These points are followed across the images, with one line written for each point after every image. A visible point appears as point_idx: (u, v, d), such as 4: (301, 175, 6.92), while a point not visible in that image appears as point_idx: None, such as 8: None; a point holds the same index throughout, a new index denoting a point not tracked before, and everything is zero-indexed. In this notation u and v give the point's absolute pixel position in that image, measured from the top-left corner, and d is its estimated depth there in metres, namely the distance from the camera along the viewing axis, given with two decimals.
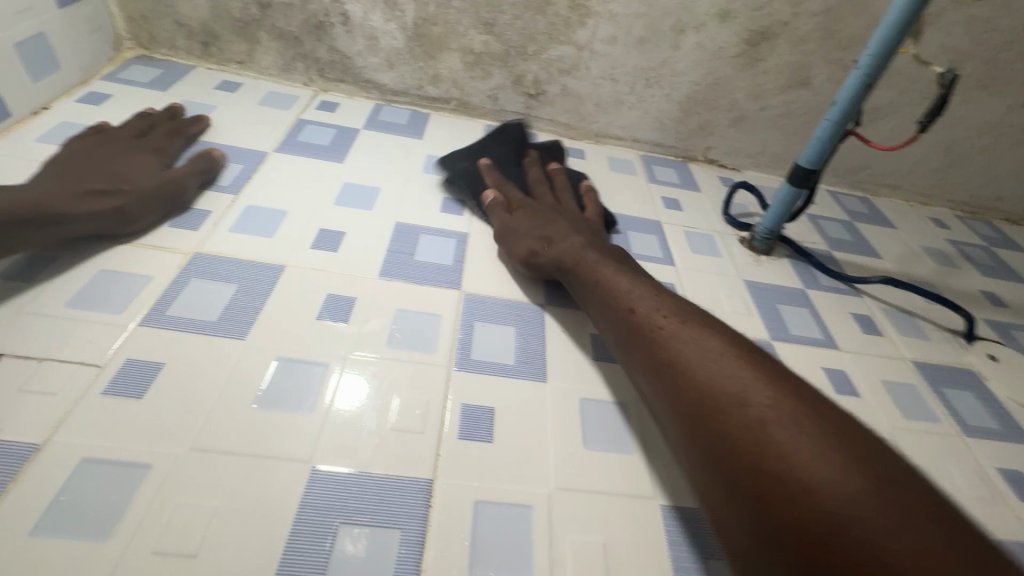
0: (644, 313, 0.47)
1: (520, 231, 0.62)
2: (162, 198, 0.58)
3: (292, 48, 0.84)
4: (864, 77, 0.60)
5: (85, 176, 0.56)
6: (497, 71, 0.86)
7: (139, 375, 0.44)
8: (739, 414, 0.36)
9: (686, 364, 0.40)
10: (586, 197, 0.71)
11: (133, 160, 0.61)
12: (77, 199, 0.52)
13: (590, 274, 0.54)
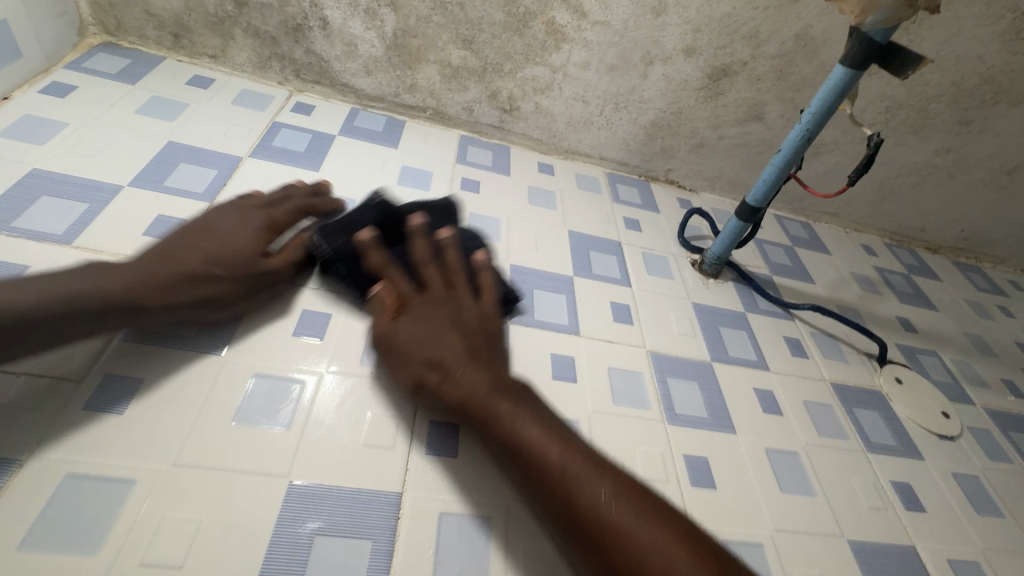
0: (553, 461, 0.44)
1: (407, 353, 0.50)
2: (250, 292, 0.53)
3: (268, 47, 0.84)
4: (806, 131, 0.66)
5: (193, 263, 0.50)
6: (473, 85, 0.89)
7: (120, 391, 0.46)
8: (635, 565, 0.39)
9: (598, 512, 0.41)
10: (483, 274, 0.57)
11: (253, 239, 0.55)
12: (148, 295, 0.47)
13: (508, 425, 0.46)
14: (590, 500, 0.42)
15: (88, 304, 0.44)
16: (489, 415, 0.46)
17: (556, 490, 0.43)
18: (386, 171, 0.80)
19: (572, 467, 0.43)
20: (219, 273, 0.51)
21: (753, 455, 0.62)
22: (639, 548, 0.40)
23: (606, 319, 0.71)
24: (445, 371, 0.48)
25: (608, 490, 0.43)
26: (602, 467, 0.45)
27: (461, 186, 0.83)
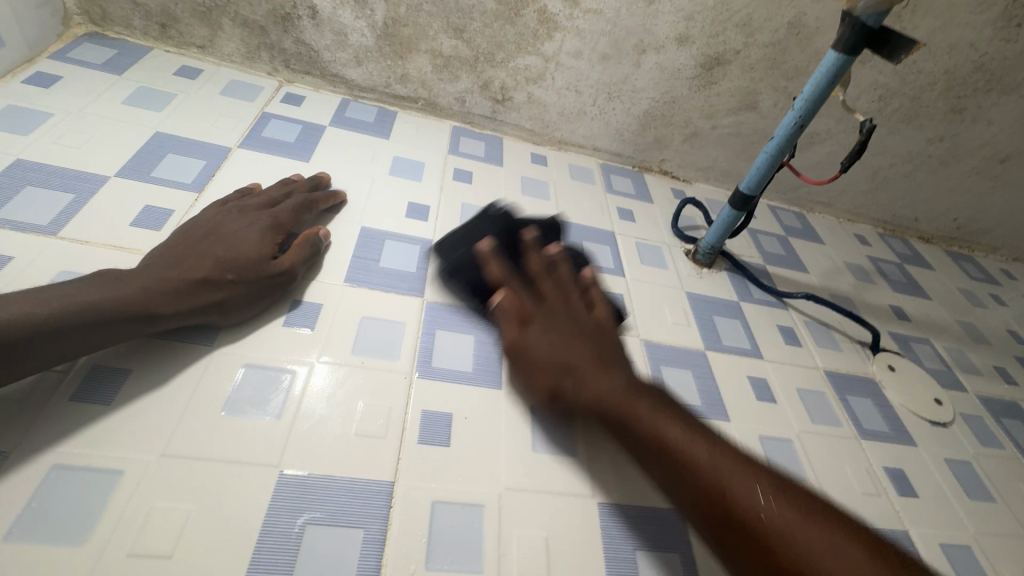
0: (699, 458, 0.44)
1: (535, 357, 0.53)
2: (265, 291, 0.53)
3: (256, 36, 0.82)
4: (799, 118, 0.66)
5: (202, 269, 0.50)
6: (465, 75, 0.88)
7: (106, 382, 0.45)
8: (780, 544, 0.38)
9: (725, 487, 0.42)
10: (592, 290, 0.62)
11: (258, 242, 0.55)
12: (161, 300, 0.47)
13: (646, 423, 0.47)
14: (746, 496, 0.41)
15: (109, 310, 0.44)
16: (628, 416, 0.48)
17: (711, 490, 0.42)
18: (377, 161, 0.79)
19: (718, 465, 0.43)
20: (229, 277, 0.51)
21: (747, 442, 0.62)
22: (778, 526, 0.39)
23: None
24: (568, 365, 0.51)
25: (762, 485, 0.42)
26: (748, 463, 0.44)
27: (454, 177, 0.83)
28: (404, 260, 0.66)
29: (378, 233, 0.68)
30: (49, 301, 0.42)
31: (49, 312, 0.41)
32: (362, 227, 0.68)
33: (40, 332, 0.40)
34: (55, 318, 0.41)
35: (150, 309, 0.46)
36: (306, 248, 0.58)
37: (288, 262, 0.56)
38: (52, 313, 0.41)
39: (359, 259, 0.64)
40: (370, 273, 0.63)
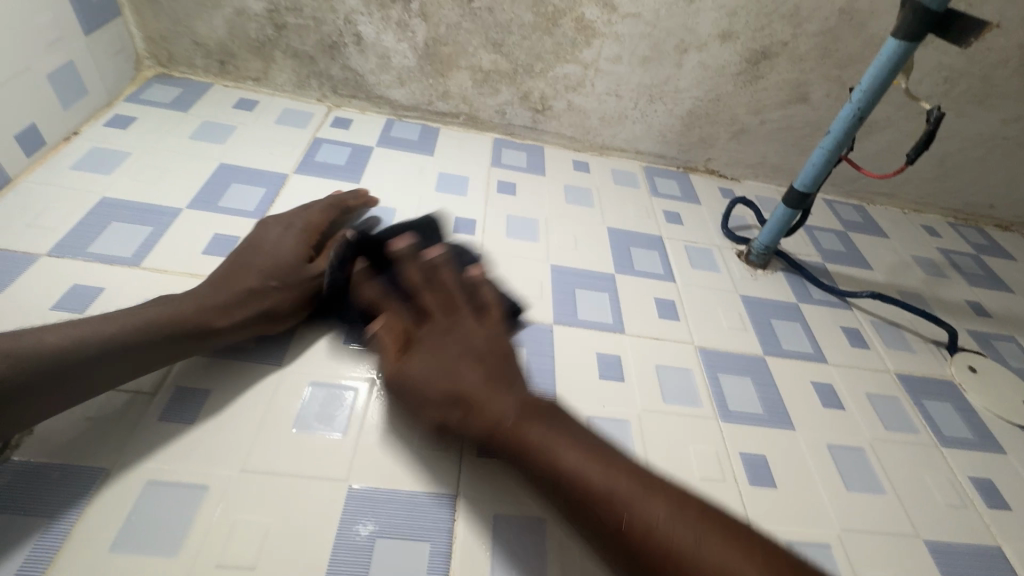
0: (623, 496, 0.40)
1: (422, 390, 0.47)
2: (311, 298, 0.56)
3: (306, 66, 0.86)
4: (857, 110, 0.63)
5: (252, 284, 0.53)
6: (505, 88, 0.89)
7: (190, 402, 0.49)
8: None
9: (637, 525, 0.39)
10: (483, 288, 0.55)
11: (299, 252, 0.58)
12: (219, 316, 0.50)
13: (550, 458, 0.43)
14: (688, 556, 0.37)
15: (173, 328, 0.47)
16: (523, 446, 0.44)
17: (630, 539, 0.39)
18: (423, 179, 0.82)
19: (654, 507, 0.40)
20: (277, 288, 0.54)
21: (814, 451, 0.59)
22: (697, 572, 0.37)
23: (652, 315, 0.70)
24: (452, 390, 0.46)
25: (685, 516, 0.39)
26: (663, 487, 0.41)
27: (498, 190, 0.84)
28: None
29: None
30: (119, 323, 0.45)
31: (118, 334, 0.45)
32: None
33: (115, 352, 0.44)
34: (128, 338, 0.45)
35: (209, 324, 0.49)
36: (343, 253, 0.61)
37: (329, 268, 0.59)
38: (122, 334, 0.45)
39: None
40: None
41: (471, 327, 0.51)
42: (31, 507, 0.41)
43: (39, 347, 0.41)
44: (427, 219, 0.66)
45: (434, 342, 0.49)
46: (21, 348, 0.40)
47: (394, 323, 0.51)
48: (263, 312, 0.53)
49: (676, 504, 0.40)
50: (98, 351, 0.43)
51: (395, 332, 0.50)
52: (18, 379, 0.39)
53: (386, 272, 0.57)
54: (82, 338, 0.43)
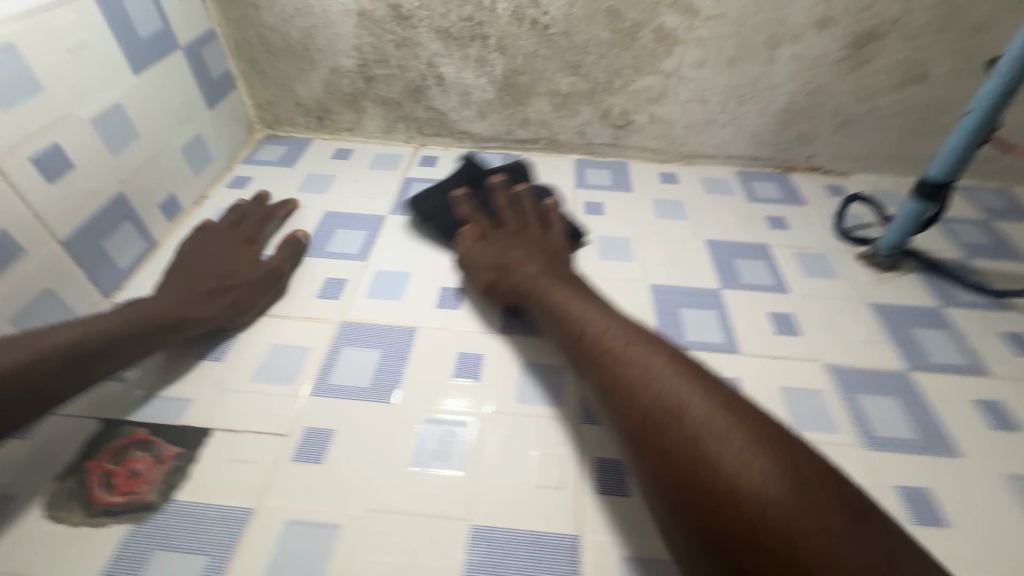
0: (644, 371, 0.42)
1: (474, 263, 0.64)
2: (264, 289, 0.64)
3: (394, 111, 0.91)
4: (1006, 83, 0.54)
5: (211, 282, 0.60)
6: (584, 108, 0.88)
7: (318, 443, 0.51)
8: (710, 469, 0.33)
9: (661, 400, 0.39)
10: (551, 215, 0.69)
11: (242, 253, 0.66)
12: (191, 308, 0.57)
13: (592, 332, 0.49)
14: (680, 409, 0.38)
15: (150, 324, 0.53)
16: (539, 293, 0.57)
17: (646, 408, 0.39)
18: None
19: (675, 389, 0.39)
20: (235, 283, 0.61)
21: (990, 483, 0.50)
22: (708, 452, 0.34)
23: (768, 331, 0.64)
24: (523, 284, 0.59)
25: (711, 405, 0.37)
26: (707, 384, 0.40)
27: (585, 211, 0.82)
28: None
29: None
30: (100, 324, 0.50)
31: (106, 332, 0.50)
32: None
33: (103, 349, 0.49)
34: (112, 337, 0.50)
35: (176, 319, 0.55)
36: (286, 249, 0.69)
37: (275, 263, 0.66)
38: (104, 332, 0.50)
39: None
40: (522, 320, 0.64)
41: (548, 242, 0.65)
42: (193, 547, 0.44)
43: (35, 356, 0.45)
44: (517, 164, 0.82)
45: (518, 242, 0.64)
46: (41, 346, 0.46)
47: (475, 231, 0.67)
48: (228, 306, 0.59)
49: (728, 404, 0.37)
50: (87, 349, 0.48)
51: (476, 230, 0.67)
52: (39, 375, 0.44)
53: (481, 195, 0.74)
54: (71, 338, 0.48)
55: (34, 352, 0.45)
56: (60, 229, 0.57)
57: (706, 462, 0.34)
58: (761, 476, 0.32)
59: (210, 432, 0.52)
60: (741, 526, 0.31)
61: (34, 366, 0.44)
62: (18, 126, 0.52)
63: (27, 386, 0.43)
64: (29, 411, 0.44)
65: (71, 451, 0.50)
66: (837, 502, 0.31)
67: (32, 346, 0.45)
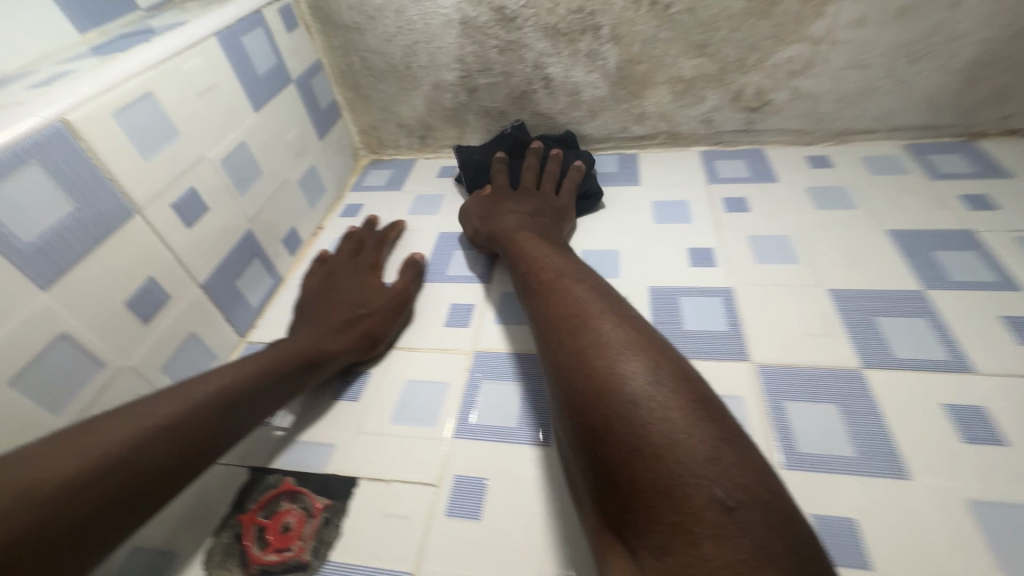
0: (605, 324, 0.43)
1: (466, 216, 0.72)
2: (398, 314, 0.60)
3: (498, 121, 0.86)
4: None
5: (342, 315, 0.57)
6: (712, 92, 0.77)
7: (471, 493, 0.45)
8: (623, 416, 0.35)
9: (612, 349, 0.40)
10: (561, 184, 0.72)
11: (366, 281, 0.63)
12: (329, 344, 0.54)
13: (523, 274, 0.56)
14: (620, 359, 0.39)
15: (293, 364, 0.51)
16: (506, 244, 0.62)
17: (598, 350, 0.41)
18: (638, 211, 0.74)
19: (614, 340, 0.41)
20: (367, 314, 0.58)
21: None
22: (639, 401, 0.36)
23: (1007, 341, 0.50)
24: (499, 231, 0.64)
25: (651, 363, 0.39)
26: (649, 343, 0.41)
27: (725, 208, 0.72)
28: (711, 318, 0.57)
29: (668, 289, 0.61)
30: (245, 367, 0.48)
31: (251, 377, 0.47)
32: (651, 287, 0.62)
33: (253, 394, 0.47)
34: (258, 382, 0.48)
35: (317, 357, 0.53)
36: (410, 273, 0.65)
37: (401, 287, 0.62)
38: (249, 377, 0.47)
39: (661, 324, 0.57)
40: (679, 341, 0.55)
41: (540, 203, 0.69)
42: None
43: (189, 408, 0.42)
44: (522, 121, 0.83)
45: (502, 205, 0.70)
46: (191, 396, 0.43)
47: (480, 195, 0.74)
48: (364, 338, 0.56)
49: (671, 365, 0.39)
50: (238, 396, 0.46)
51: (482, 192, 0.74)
52: (193, 434, 0.42)
53: (516, 162, 0.78)
54: (220, 388, 0.45)
55: (189, 406, 0.43)
56: (199, 272, 0.57)
57: (641, 412, 0.35)
58: (689, 432, 0.34)
59: (356, 480, 0.48)
60: (611, 418, 0.36)
61: (189, 418, 0.42)
62: (160, 174, 0.52)
63: (185, 441, 0.41)
64: (188, 468, 0.41)
65: (224, 503, 0.48)
66: (724, 443, 0.34)
67: (186, 397, 0.43)
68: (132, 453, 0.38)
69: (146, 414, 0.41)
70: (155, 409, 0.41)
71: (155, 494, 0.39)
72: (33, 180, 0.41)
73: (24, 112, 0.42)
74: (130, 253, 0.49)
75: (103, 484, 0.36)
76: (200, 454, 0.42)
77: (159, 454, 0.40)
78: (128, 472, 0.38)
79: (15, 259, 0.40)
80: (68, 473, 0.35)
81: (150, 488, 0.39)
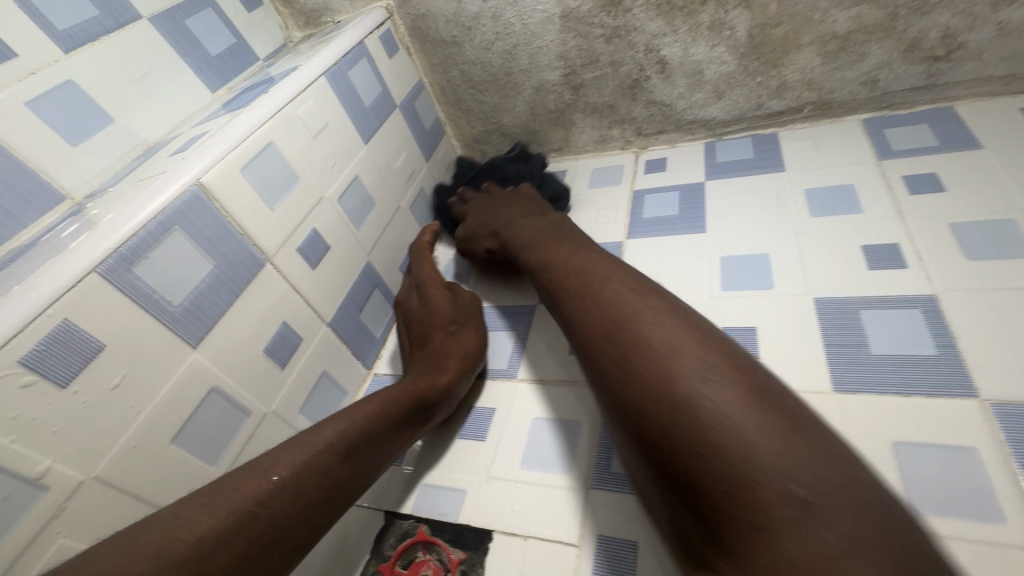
0: (635, 317, 0.39)
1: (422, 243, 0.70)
2: (482, 325, 0.59)
3: (607, 116, 0.79)
4: None
5: (440, 345, 0.54)
6: (877, 45, 0.63)
7: (619, 558, 0.40)
8: (694, 434, 0.31)
9: (661, 347, 0.36)
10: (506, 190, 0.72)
11: (437, 296, 0.60)
12: (439, 376, 0.50)
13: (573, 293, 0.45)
14: (668, 365, 0.34)
15: (409, 404, 0.47)
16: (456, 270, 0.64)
17: (637, 351, 0.37)
18: (787, 203, 0.62)
19: (662, 334, 0.37)
20: (458, 338, 0.55)
21: None
22: (703, 412, 0.31)
23: None
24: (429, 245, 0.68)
25: (710, 362, 0.34)
26: (697, 334, 0.37)
27: (908, 189, 0.57)
28: (909, 337, 0.45)
29: (842, 301, 0.50)
30: (363, 409, 0.44)
31: (371, 420, 0.44)
32: (818, 299, 0.50)
33: (372, 438, 0.43)
34: (376, 424, 0.44)
35: (432, 390, 0.49)
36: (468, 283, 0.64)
37: (469, 297, 0.61)
38: (368, 420, 0.44)
39: (838, 347, 0.46)
40: (867, 369, 0.44)
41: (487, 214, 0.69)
42: None
43: (312, 457, 0.39)
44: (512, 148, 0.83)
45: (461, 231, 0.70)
46: (316, 449, 0.40)
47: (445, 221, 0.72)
48: (467, 362, 0.53)
49: (732, 363, 0.34)
50: (358, 441, 0.42)
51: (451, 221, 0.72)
52: (323, 491, 0.39)
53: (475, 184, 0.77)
54: (340, 433, 0.42)
55: (313, 457, 0.39)
56: (326, 312, 0.58)
57: (704, 428, 0.30)
58: (771, 447, 0.29)
59: (491, 532, 0.45)
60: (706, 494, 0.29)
61: (313, 468, 0.39)
62: (284, 221, 0.53)
63: (313, 493, 0.38)
64: (313, 520, 0.38)
65: (365, 549, 0.47)
66: (810, 452, 0.29)
67: (307, 445, 0.40)
68: (261, 509, 0.35)
69: (266, 467, 0.38)
70: (278, 461, 0.38)
71: (283, 552, 0.36)
72: (176, 245, 0.43)
73: (166, 180, 0.44)
74: (265, 301, 0.50)
75: (235, 545, 0.33)
76: (325, 502, 0.39)
77: (285, 508, 0.36)
78: (258, 530, 0.35)
79: (167, 323, 0.42)
80: (202, 535, 0.33)
81: (281, 549, 0.36)
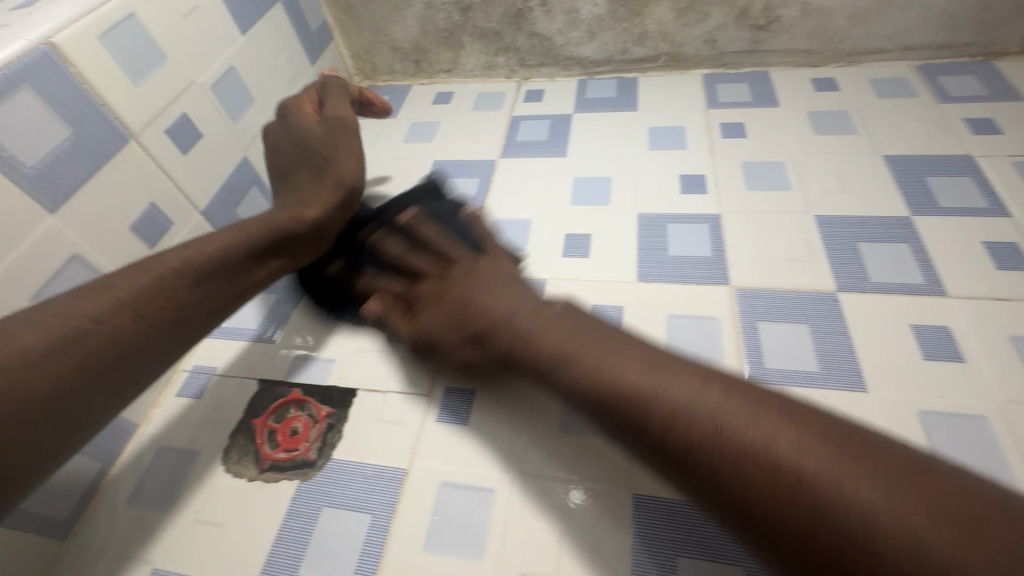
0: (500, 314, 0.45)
1: (326, 170, 0.54)
2: (346, 133, 0.58)
3: (494, 43, 0.83)
4: None
5: (308, 184, 0.54)
6: (716, 9, 0.74)
7: (459, 403, 0.50)
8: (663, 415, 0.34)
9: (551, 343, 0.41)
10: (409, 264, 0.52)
11: (306, 118, 0.60)
12: (304, 211, 0.51)
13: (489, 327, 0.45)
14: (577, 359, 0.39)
15: (265, 237, 0.48)
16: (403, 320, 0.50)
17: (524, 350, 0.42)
18: (634, 137, 0.73)
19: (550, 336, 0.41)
20: (326, 169, 0.54)
21: None
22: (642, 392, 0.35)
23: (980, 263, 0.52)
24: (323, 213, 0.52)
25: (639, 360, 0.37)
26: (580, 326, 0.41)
27: (722, 134, 0.70)
28: (696, 244, 0.58)
29: (657, 216, 0.62)
30: (208, 244, 0.46)
31: (216, 249, 0.46)
32: (641, 215, 0.62)
33: (229, 267, 0.46)
34: (226, 255, 0.46)
35: (292, 225, 0.50)
36: (344, 99, 0.63)
37: (339, 117, 0.60)
38: (218, 252, 0.46)
39: (646, 249, 0.59)
40: (663, 266, 0.57)
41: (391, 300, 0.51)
42: (354, 504, 0.45)
43: (156, 278, 0.42)
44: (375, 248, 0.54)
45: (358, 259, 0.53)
46: (156, 271, 0.42)
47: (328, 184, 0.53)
48: (339, 192, 0.53)
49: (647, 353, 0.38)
50: (207, 266, 0.45)
51: (325, 175, 0.54)
52: (163, 316, 0.42)
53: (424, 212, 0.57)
54: (183, 260, 0.44)
55: (153, 276, 0.42)
56: (198, 199, 0.58)
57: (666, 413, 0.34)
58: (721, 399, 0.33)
59: (355, 392, 0.52)
60: (817, 500, 0.28)
61: (161, 287, 0.42)
62: (150, 99, 0.52)
63: (155, 310, 0.41)
64: (163, 339, 0.42)
65: (237, 410, 0.53)
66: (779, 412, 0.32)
67: (149, 268, 0.42)
68: (97, 325, 0.38)
69: (107, 291, 0.41)
70: (116, 282, 0.41)
71: (132, 366, 0.40)
72: (27, 103, 0.42)
73: (10, 35, 0.42)
74: (131, 179, 0.51)
75: (71, 357, 0.37)
76: (177, 322, 0.42)
77: (124, 323, 0.40)
78: (93, 342, 0.38)
79: (20, 180, 0.42)
80: (28, 346, 0.35)
81: (121, 368, 0.39)
